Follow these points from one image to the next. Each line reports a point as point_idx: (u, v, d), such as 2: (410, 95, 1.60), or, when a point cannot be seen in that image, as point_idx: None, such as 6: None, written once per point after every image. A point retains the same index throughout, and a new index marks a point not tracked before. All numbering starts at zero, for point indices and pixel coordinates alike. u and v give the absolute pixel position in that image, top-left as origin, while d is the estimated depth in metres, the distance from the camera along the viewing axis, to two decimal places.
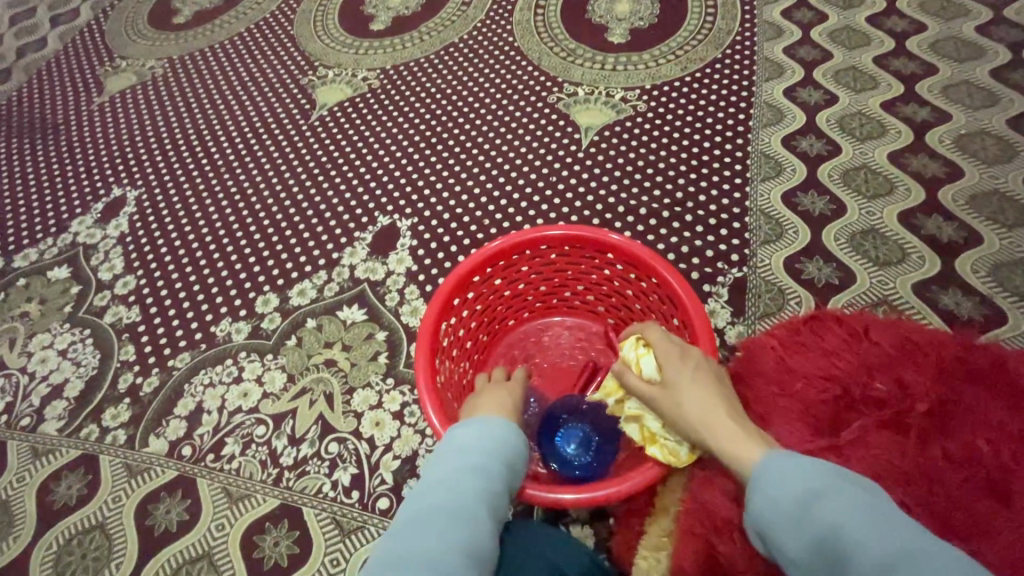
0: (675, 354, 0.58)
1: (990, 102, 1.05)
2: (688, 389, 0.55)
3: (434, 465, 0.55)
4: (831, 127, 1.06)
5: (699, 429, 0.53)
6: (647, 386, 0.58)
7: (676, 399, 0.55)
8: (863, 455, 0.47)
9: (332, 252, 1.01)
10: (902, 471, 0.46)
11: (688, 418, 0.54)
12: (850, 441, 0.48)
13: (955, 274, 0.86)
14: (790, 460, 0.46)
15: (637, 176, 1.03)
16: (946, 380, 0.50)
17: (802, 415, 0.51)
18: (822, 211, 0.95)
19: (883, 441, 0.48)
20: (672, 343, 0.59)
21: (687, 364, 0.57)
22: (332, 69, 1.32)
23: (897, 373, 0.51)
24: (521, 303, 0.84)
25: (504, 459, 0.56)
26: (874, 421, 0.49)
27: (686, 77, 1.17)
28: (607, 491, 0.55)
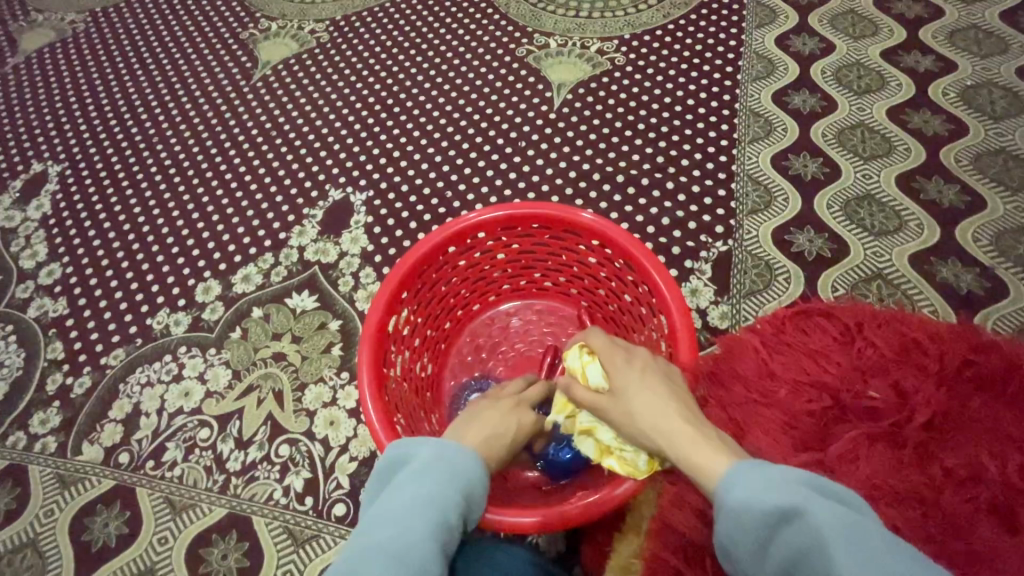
0: (619, 359, 0.53)
1: (1000, 50, 0.96)
2: (635, 395, 0.49)
3: (405, 478, 0.46)
4: (826, 80, 0.96)
5: (654, 439, 0.47)
6: (596, 398, 0.53)
7: (625, 407, 0.50)
8: (851, 473, 0.41)
9: (279, 232, 0.91)
10: (895, 492, 0.40)
11: (641, 428, 0.48)
12: (837, 456, 0.42)
13: (956, 244, 0.80)
14: (757, 471, 0.40)
15: (614, 140, 0.94)
16: (949, 386, 0.44)
17: (784, 426, 0.45)
18: (815, 175, 0.87)
19: (873, 458, 0.42)
20: (614, 346, 0.55)
21: (636, 368, 0.51)
22: (276, 20, 1.17)
23: (892, 378, 0.44)
24: (486, 287, 0.76)
25: (461, 485, 0.46)
26: (865, 433, 0.43)
27: (669, 25, 1.05)
28: (573, 512, 0.50)
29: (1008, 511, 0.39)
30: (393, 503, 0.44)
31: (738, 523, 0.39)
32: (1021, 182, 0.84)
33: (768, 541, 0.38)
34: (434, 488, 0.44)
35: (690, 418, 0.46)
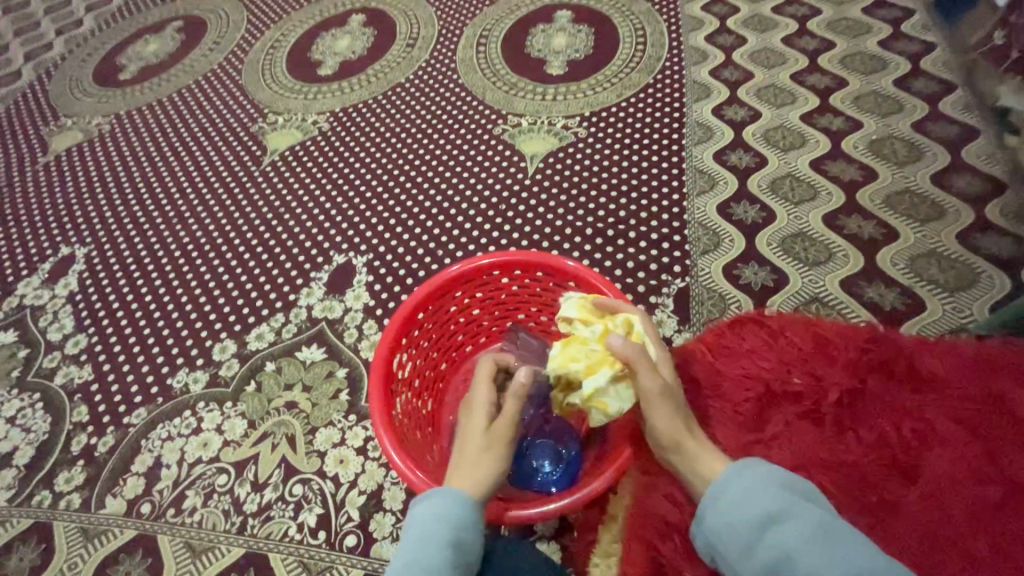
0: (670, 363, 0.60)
1: (896, 108, 1.15)
2: (679, 394, 0.57)
3: (400, 554, 0.54)
4: (757, 141, 1.13)
5: (677, 436, 0.54)
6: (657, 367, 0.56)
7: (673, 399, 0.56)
8: (785, 447, 0.52)
9: (289, 293, 1.02)
10: (821, 459, 0.51)
11: (674, 418, 0.55)
12: (774, 435, 0.53)
13: (878, 268, 0.93)
14: (749, 482, 0.50)
15: (581, 199, 1.08)
16: (855, 371, 0.56)
17: (732, 414, 0.56)
18: (755, 219, 1.01)
19: (801, 433, 0.53)
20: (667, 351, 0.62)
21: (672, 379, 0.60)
22: (282, 115, 1.35)
23: (810, 368, 0.56)
24: (477, 329, 0.86)
25: (445, 539, 0.54)
26: (793, 413, 0.54)
27: (622, 102, 1.24)
28: (564, 502, 0.58)
29: (909, 468, 0.50)
30: (400, 566, 0.53)
31: (736, 522, 0.48)
32: (927, 215, 0.98)
33: (758, 535, 0.47)
34: (439, 561, 0.52)
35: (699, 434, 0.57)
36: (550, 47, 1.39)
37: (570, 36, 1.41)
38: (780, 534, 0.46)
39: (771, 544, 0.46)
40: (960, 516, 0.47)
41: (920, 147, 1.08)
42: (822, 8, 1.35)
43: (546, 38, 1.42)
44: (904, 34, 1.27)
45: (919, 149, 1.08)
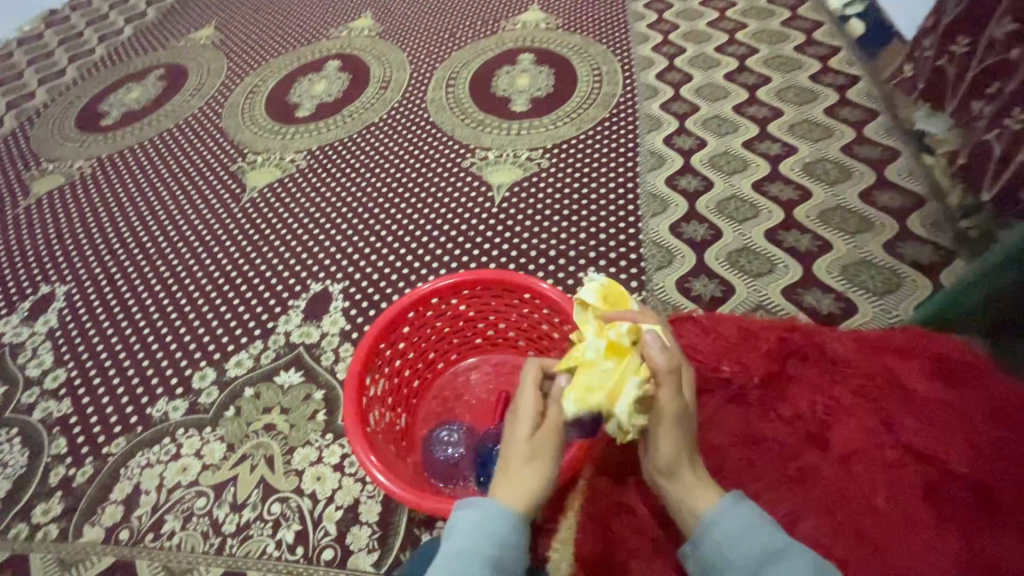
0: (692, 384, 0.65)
1: (828, 133, 1.27)
2: (692, 418, 0.62)
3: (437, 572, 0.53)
4: (704, 167, 1.24)
5: (682, 457, 0.60)
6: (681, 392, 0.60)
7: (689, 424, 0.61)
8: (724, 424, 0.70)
9: (267, 321, 1.06)
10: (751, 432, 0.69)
11: (685, 438, 0.60)
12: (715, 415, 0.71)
13: (814, 277, 1.02)
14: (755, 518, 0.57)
15: (545, 223, 1.16)
16: (771, 361, 0.74)
17: None
18: (703, 237, 1.10)
19: (735, 412, 0.70)
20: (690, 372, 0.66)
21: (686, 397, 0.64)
22: (262, 154, 1.42)
23: (739, 362, 0.75)
24: (448, 345, 0.91)
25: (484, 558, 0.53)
26: (728, 398, 0.72)
27: (581, 135, 1.34)
28: None
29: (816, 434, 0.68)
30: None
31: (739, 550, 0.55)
32: (856, 227, 1.08)
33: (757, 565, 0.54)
34: None
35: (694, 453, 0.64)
36: (514, 86, 1.51)
37: (532, 77, 1.53)
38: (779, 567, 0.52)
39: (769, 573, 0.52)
40: (861, 471, 0.64)
41: (849, 167, 1.19)
42: (759, 47, 1.49)
43: (510, 79, 1.53)
44: (831, 69, 1.41)
45: (848, 169, 1.19)
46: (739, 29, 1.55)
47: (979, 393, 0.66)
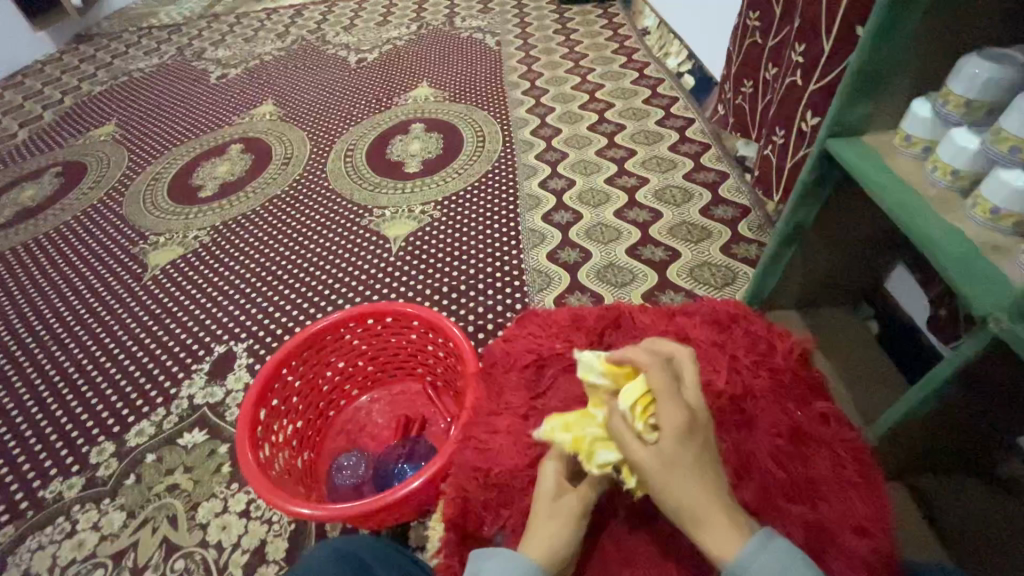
0: (681, 427, 0.49)
1: (674, 164, 1.49)
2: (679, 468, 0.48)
3: None
4: (574, 202, 1.42)
5: (681, 516, 0.47)
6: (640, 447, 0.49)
7: (670, 478, 0.47)
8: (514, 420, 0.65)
9: (170, 388, 1.08)
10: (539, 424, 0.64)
11: (672, 495, 0.47)
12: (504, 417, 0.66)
13: (668, 282, 1.19)
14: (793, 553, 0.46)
15: (438, 265, 1.28)
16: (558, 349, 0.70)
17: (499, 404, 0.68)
18: (576, 260, 1.26)
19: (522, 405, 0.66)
20: (680, 409, 0.50)
21: (690, 443, 0.49)
22: (164, 234, 1.47)
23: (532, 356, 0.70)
24: (348, 381, 0.98)
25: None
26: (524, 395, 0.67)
27: (468, 187, 1.51)
28: (389, 497, 0.67)
29: None
30: None
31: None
32: (699, 237, 1.28)
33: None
34: None
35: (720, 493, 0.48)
36: (407, 151, 1.67)
37: (423, 142, 1.70)
38: None
39: None
40: None
41: (692, 189, 1.41)
42: (615, 102, 1.76)
43: (403, 145, 1.69)
44: (673, 114, 1.68)
45: (691, 190, 1.41)
46: (598, 89, 1.82)
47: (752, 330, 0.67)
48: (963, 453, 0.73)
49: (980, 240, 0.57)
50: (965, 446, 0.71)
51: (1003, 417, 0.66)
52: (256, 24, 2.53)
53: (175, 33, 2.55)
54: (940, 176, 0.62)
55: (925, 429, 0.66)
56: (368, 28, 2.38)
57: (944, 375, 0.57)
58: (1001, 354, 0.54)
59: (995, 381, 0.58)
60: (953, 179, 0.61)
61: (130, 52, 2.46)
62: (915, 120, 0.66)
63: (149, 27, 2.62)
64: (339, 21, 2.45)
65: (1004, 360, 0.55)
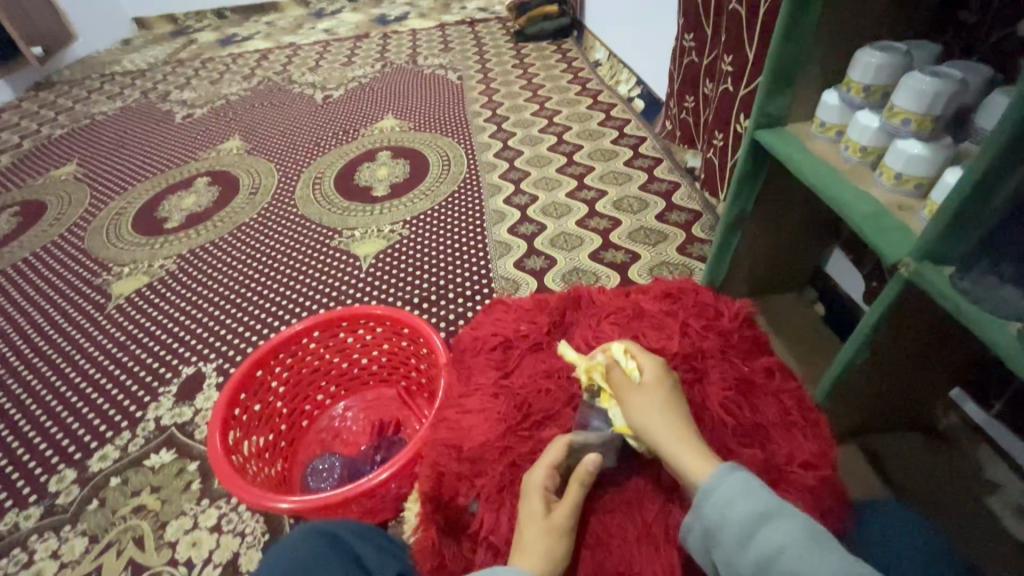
0: (657, 369, 0.59)
1: (630, 177, 1.58)
2: (661, 394, 0.57)
3: None
4: (538, 215, 1.48)
5: (656, 432, 0.55)
6: (629, 385, 0.58)
7: (648, 401, 0.56)
8: (480, 396, 0.68)
9: (135, 412, 1.06)
10: (503, 395, 0.67)
11: (651, 420, 0.55)
12: (471, 393, 0.69)
13: (629, 282, 1.25)
14: (742, 481, 0.50)
15: (408, 278, 1.31)
16: (521, 327, 0.74)
17: (467, 383, 0.71)
18: (541, 266, 1.31)
19: (487, 381, 0.70)
20: (655, 357, 0.61)
21: (669, 382, 0.59)
22: (128, 265, 1.46)
23: (497, 335, 0.74)
24: (320, 389, 0.99)
25: None
26: (490, 370, 0.71)
27: (435, 206, 1.56)
28: (367, 483, 0.69)
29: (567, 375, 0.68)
30: None
31: (734, 513, 0.48)
32: (656, 240, 1.35)
33: (749, 536, 0.47)
34: None
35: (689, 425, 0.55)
36: (375, 176, 1.72)
37: (390, 167, 1.75)
38: (770, 532, 0.47)
39: (767, 539, 0.47)
40: None
41: (647, 198, 1.50)
42: (572, 125, 1.86)
43: (371, 171, 1.74)
44: (626, 134, 1.78)
45: (646, 199, 1.49)
46: (555, 115, 1.93)
47: (697, 299, 0.73)
48: (906, 412, 0.79)
49: (888, 202, 0.65)
50: (905, 400, 0.77)
51: (932, 366, 0.72)
52: (222, 68, 2.59)
53: (139, 79, 2.59)
54: (851, 153, 0.70)
55: (863, 384, 0.71)
56: (334, 68, 2.46)
57: (871, 323, 0.63)
58: (918, 299, 0.60)
59: (915, 328, 0.65)
60: (862, 155, 0.69)
61: (92, 97, 2.47)
62: (826, 108, 0.74)
63: (111, 74, 2.65)
64: (304, 63, 2.54)
65: (920, 305, 0.61)
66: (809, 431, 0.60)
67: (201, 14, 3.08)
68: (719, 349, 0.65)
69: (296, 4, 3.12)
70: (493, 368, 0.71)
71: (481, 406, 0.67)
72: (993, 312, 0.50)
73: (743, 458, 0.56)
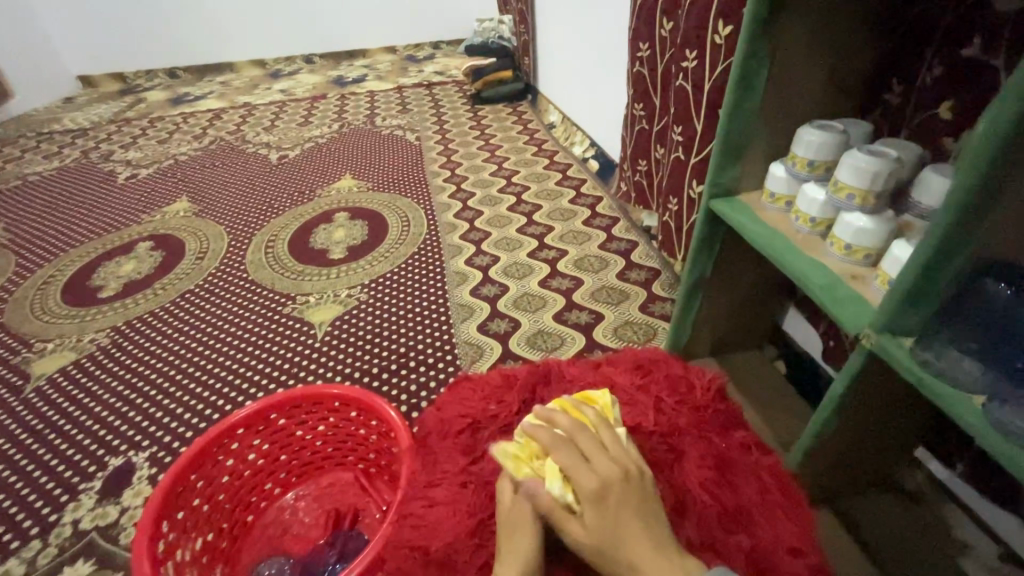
0: (593, 487, 0.52)
1: (589, 236, 1.61)
2: (607, 523, 0.50)
3: None
4: (500, 276, 1.47)
5: (612, 569, 0.49)
6: (569, 523, 0.52)
7: (593, 540, 0.50)
8: (447, 484, 0.63)
9: (49, 515, 0.93)
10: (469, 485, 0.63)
11: (604, 560, 0.50)
12: (438, 481, 0.64)
13: (595, 343, 1.24)
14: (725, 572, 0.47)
15: (368, 345, 1.26)
16: (489, 405, 0.70)
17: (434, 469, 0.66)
18: (505, 329, 1.29)
19: (455, 467, 0.65)
20: (589, 476, 0.53)
21: (607, 504, 0.51)
22: (53, 339, 1.33)
23: (465, 416, 0.70)
24: (269, 477, 0.90)
25: None
26: (458, 455, 0.66)
27: (394, 268, 1.52)
28: None
29: None
30: None
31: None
32: (619, 299, 1.36)
33: None
34: None
35: (651, 547, 0.48)
36: (331, 238, 1.67)
37: (348, 228, 1.72)
38: None
39: None
40: None
41: (607, 257, 1.52)
42: (530, 185, 1.90)
43: (327, 233, 1.70)
44: (583, 193, 1.83)
45: (606, 258, 1.51)
46: (513, 176, 1.97)
47: (669, 369, 0.72)
48: (878, 473, 0.80)
49: (841, 272, 0.67)
50: (874, 459, 0.76)
51: (899, 428, 0.73)
52: (172, 127, 2.53)
53: (80, 138, 2.49)
54: (802, 223, 0.73)
55: (836, 450, 0.71)
56: (289, 128, 2.45)
57: (839, 392, 0.63)
58: (882, 369, 0.61)
59: (880, 394, 0.65)
60: (812, 226, 0.72)
61: (25, 156, 2.34)
62: (775, 179, 0.78)
63: (49, 133, 2.53)
64: (260, 123, 2.52)
65: (886, 372, 0.62)
66: (794, 510, 0.58)
67: (152, 72, 3.04)
68: (695, 425, 0.64)
69: (253, 64, 3.13)
70: (462, 453, 0.67)
71: (449, 497, 0.62)
72: (955, 386, 0.51)
73: (730, 546, 0.54)
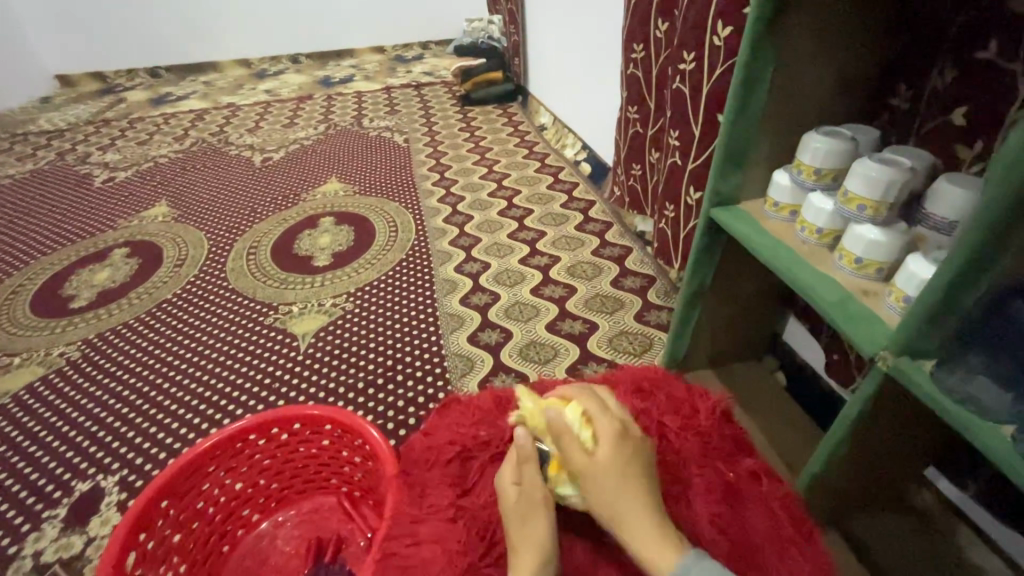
0: (617, 433, 0.54)
1: (582, 242, 1.57)
2: (625, 466, 0.52)
3: None
4: (491, 284, 1.43)
5: (616, 510, 0.51)
6: (581, 460, 0.53)
7: (605, 479, 0.52)
8: (434, 519, 0.60)
9: (8, 547, 0.87)
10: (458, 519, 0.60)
11: (608, 499, 0.51)
12: (424, 514, 0.61)
13: (589, 354, 1.20)
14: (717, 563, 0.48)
15: (353, 358, 1.20)
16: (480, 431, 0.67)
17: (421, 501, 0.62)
18: (497, 340, 1.24)
19: (442, 499, 0.62)
20: (613, 420, 0.55)
21: (628, 450, 0.53)
22: (20, 353, 1.26)
23: (453, 443, 0.66)
24: (246, 503, 0.85)
25: None
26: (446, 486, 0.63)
27: (381, 276, 1.47)
28: None
29: None
30: None
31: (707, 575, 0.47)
32: (614, 308, 1.32)
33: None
34: None
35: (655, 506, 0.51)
36: (316, 245, 1.62)
37: (334, 234, 1.66)
38: None
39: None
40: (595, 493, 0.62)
41: (601, 264, 1.48)
42: (521, 189, 1.86)
43: (312, 239, 1.64)
44: (575, 198, 1.79)
45: (599, 265, 1.47)
46: (504, 179, 1.92)
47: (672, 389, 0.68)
48: (887, 493, 0.77)
49: (852, 287, 0.63)
50: (885, 480, 0.73)
51: (912, 449, 0.70)
52: (152, 128, 2.45)
53: (55, 140, 2.40)
54: (809, 234, 0.69)
55: (847, 473, 0.67)
56: (274, 130, 2.38)
57: (853, 416, 0.59)
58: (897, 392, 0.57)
59: (895, 416, 0.61)
60: (819, 237, 0.68)
61: None
62: (779, 188, 0.74)
63: (24, 134, 2.44)
64: (243, 124, 2.45)
65: (900, 395, 0.58)
66: (804, 543, 0.55)
67: (132, 72, 2.95)
68: (701, 452, 0.61)
69: (237, 64, 3.06)
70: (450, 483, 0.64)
71: (435, 533, 0.59)
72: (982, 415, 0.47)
73: None
